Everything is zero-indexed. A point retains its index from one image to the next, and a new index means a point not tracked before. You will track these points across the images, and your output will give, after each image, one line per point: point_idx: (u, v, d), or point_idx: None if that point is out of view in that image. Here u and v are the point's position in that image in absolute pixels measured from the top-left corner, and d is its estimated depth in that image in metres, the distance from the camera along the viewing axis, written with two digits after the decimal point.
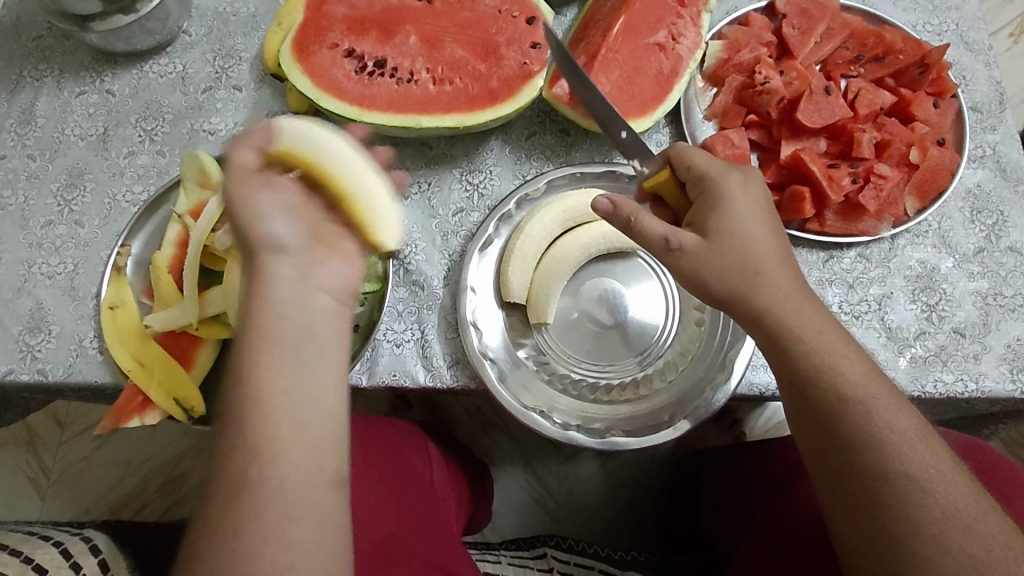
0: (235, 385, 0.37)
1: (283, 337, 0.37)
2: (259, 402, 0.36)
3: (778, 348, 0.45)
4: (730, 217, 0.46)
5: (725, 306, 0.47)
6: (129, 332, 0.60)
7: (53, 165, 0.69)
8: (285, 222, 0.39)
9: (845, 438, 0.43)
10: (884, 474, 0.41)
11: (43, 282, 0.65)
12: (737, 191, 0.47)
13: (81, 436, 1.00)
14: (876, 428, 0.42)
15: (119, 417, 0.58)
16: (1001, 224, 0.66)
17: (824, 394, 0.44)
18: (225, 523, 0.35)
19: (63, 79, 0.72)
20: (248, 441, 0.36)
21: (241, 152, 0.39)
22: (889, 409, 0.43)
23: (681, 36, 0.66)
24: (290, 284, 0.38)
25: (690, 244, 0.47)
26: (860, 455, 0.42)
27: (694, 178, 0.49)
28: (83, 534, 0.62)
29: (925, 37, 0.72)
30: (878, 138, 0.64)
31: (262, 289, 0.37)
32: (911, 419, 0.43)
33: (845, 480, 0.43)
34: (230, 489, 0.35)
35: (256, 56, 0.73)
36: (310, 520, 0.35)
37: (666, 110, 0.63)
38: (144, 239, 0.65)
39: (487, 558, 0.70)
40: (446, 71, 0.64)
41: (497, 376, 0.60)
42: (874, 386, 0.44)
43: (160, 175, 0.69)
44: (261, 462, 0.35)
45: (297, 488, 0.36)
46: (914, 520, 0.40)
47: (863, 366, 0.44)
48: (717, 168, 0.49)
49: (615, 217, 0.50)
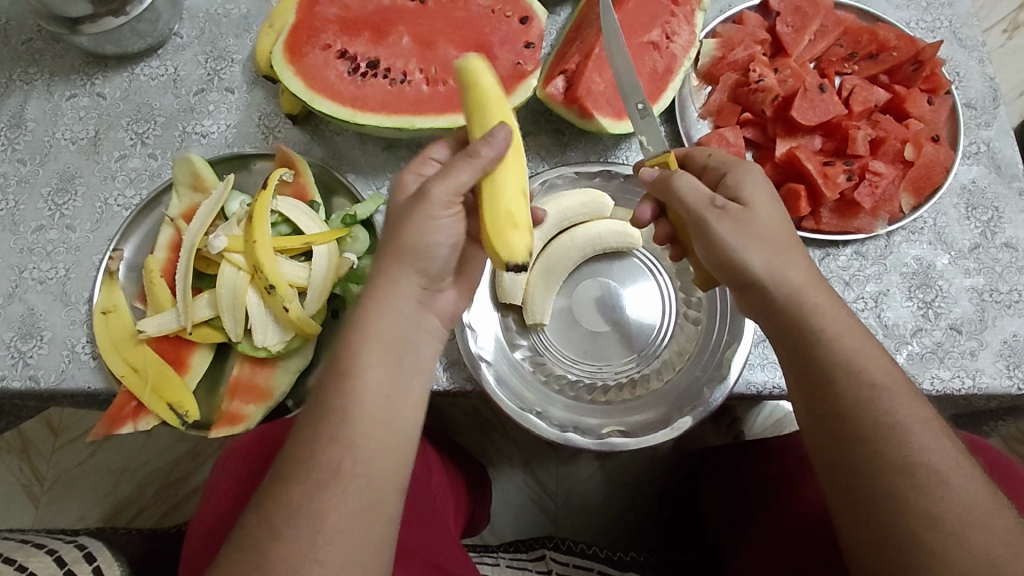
0: (321, 390, 0.43)
1: (390, 344, 0.44)
2: (355, 401, 0.42)
3: (789, 342, 0.47)
4: (762, 196, 0.48)
5: (755, 283, 0.47)
6: (122, 337, 0.60)
7: (44, 169, 0.69)
8: (440, 248, 0.45)
9: (846, 434, 0.43)
10: (885, 471, 0.41)
11: (35, 287, 0.65)
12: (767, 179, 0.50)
13: (76, 443, 0.99)
14: (891, 419, 0.42)
15: (112, 424, 0.58)
16: (996, 220, 0.66)
17: (846, 384, 0.44)
18: (286, 522, 0.38)
19: (53, 82, 0.72)
20: (333, 434, 0.41)
21: (438, 183, 0.43)
22: (901, 401, 0.43)
23: (674, 34, 0.66)
24: (407, 303, 0.45)
25: (732, 206, 0.47)
26: (874, 446, 0.42)
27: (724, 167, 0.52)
28: (78, 541, 0.61)
29: (918, 34, 0.72)
30: (873, 135, 0.64)
31: (388, 295, 0.45)
32: (923, 410, 0.43)
33: (847, 477, 0.43)
34: (297, 488, 0.39)
35: (248, 58, 0.72)
36: (371, 524, 0.40)
37: (661, 108, 0.63)
38: (137, 244, 0.64)
39: (485, 560, 0.69)
40: (440, 72, 0.64)
41: (494, 378, 0.59)
42: (877, 383, 0.44)
43: (152, 179, 0.69)
44: (344, 457, 0.40)
45: (367, 486, 0.40)
46: (916, 518, 0.40)
47: (878, 357, 0.45)
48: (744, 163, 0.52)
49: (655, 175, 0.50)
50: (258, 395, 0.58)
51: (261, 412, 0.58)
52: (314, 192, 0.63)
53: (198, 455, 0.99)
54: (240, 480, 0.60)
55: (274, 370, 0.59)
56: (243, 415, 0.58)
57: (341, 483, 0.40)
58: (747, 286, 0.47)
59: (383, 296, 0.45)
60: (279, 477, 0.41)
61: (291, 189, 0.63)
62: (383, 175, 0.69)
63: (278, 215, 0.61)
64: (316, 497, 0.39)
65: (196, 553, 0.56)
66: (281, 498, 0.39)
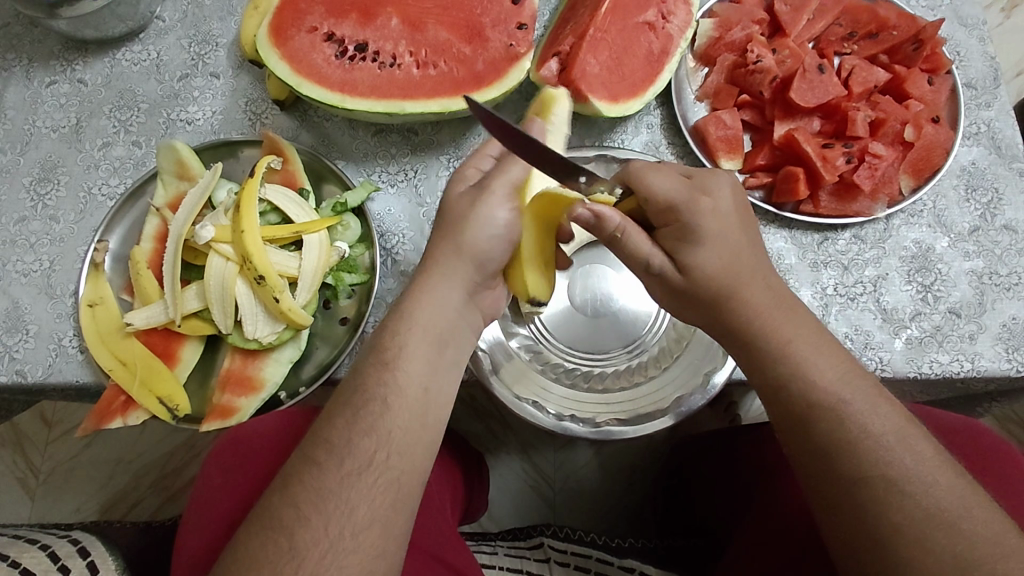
0: (361, 375, 0.43)
1: (434, 335, 0.45)
2: (396, 398, 0.42)
3: (747, 347, 0.46)
4: (701, 252, 0.45)
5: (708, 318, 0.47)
6: (110, 330, 0.58)
7: (25, 159, 0.67)
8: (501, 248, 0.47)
9: (824, 444, 0.42)
10: (863, 479, 0.41)
11: (19, 280, 0.63)
12: (707, 222, 0.45)
13: (70, 435, 0.99)
14: (852, 433, 0.42)
15: (102, 418, 0.57)
16: (996, 202, 0.65)
17: (793, 398, 0.44)
18: (318, 510, 0.39)
19: (32, 68, 0.70)
20: (371, 426, 0.41)
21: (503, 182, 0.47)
22: (864, 411, 0.43)
23: (671, 14, 0.64)
24: (456, 291, 0.46)
25: (669, 271, 0.47)
26: (836, 460, 0.42)
27: (658, 207, 0.46)
28: (70, 536, 0.60)
29: (919, 12, 0.71)
30: (873, 116, 0.63)
31: (433, 288, 0.45)
32: (890, 419, 0.43)
33: (826, 482, 0.42)
34: (330, 476, 0.40)
35: (233, 42, 0.70)
36: (396, 518, 0.41)
37: (626, 108, 0.62)
38: (122, 234, 0.62)
39: (483, 548, 0.70)
40: (430, 54, 0.62)
41: (492, 367, 0.58)
42: (852, 392, 0.43)
43: (137, 167, 0.67)
44: (379, 452, 0.41)
45: (399, 481, 0.41)
46: (896, 523, 0.39)
47: (842, 362, 0.45)
48: (681, 194, 0.45)
49: (599, 227, 0.47)
50: (250, 387, 0.57)
51: (254, 407, 0.56)
52: (304, 180, 0.62)
53: (193, 446, 0.98)
54: (240, 471, 0.57)
55: (265, 362, 0.58)
56: (236, 408, 0.56)
57: (375, 475, 0.40)
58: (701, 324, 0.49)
59: (432, 291, 0.45)
60: (293, 472, 0.41)
61: (279, 177, 0.62)
62: (373, 161, 0.67)
63: (267, 203, 0.60)
64: (348, 489, 0.40)
65: (197, 547, 0.54)
66: (312, 485, 0.40)
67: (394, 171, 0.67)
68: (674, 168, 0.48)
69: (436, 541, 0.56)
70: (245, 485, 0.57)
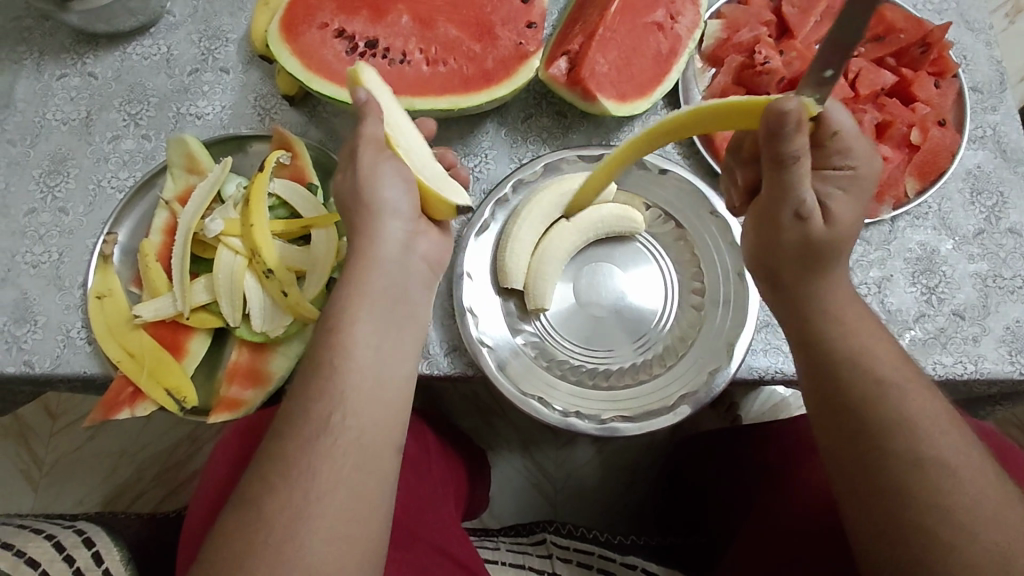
0: None
1: (380, 296, 0.45)
2: None
3: (812, 326, 0.47)
4: (849, 205, 0.45)
5: (795, 287, 0.48)
6: (117, 322, 0.59)
7: (35, 151, 0.67)
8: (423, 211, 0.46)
9: (876, 423, 0.43)
10: (915, 461, 0.41)
11: (28, 271, 0.63)
12: (867, 175, 0.45)
13: (74, 426, 0.99)
14: (905, 412, 0.43)
15: (109, 409, 0.57)
16: (1000, 205, 0.65)
17: (855, 377, 0.44)
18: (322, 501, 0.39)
19: (43, 61, 0.70)
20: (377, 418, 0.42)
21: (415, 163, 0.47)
22: (917, 395, 0.43)
23: (679, 15, 0.65)
24: (392, 248, 0.46)
25: (815, 220, 0.44)
26: (884, 441, 0.42)
27: (837, 149, 0.44)
28: (76, 526, 0.61)
29: (926, 16, 0.71)
30: (879, 119, 0.64)
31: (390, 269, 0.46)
32: (936, 404, 0.43)
33: (868, 465, 0.43)
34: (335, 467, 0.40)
35: (243, 37, 0.71)
36: None
37: (633, 107, 0.62)
38: (131, 226, 0.63)
39: (486, 544, 0.70)
40: (440, 51, 0.63)
41: (495, 363, 0.58)
42: (902, 373, 0.44)
43: (146, 160, 0.67)
44: None
45: None
46: (942, 504, 0.40)
47: (889, 352, 0.45)
48: (863, 146, 0.44)
49: (777, 148, 0.41)
50: (257, 380, 0.58)
51: (261, 398, 0.57)
52: (312, 174, 0.62)
53: (196, 440, 0.99)
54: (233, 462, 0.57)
55: (272, 355, 0.59)
56: (243, 401, 0.57)
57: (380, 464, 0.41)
58: (782, 291, 0.49)
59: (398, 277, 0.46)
60: None
61: (288, 172, 0.62)
62: None
63: (275, 198, 0.60)
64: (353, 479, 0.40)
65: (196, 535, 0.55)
66: None
67: None
68: None
69: (440, 536, 0.56)
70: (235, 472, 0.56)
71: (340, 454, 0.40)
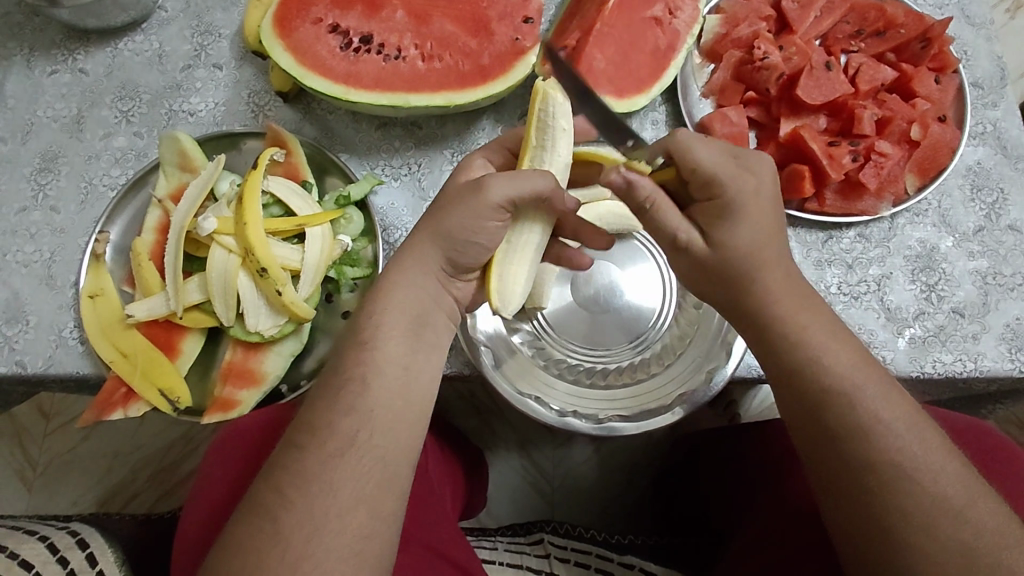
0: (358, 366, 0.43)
1: (408, 325, 0.43)
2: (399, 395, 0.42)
3: (756, 332, 0.46)
4: (735, 229, 0.43)
5: (721, 305, 0.47)
6: (110, 321, 0.58)
7: (26, 149, 0.67)
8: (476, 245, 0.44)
9: (831, 425, 0.42)
10: (869, 463, 0.41)
11: (20, 271, 0.63)
12: (749, 198, 0.43)
13: (68, 427, 0.98)
14: (857, 416, 0.42)
15: (103, 409, 0.57)
16: (1001, 202, 0.65)
17: (806, 385, 0.43)
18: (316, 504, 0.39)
19: (33, 58, 0.69)
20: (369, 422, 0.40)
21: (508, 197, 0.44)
22: (872, 398, 0.42)
23: (677, 10, 0.64)
24: (430, 282, 0.45)
25: (695, 246, 0.45)
26: (844, 443, 0.42)
27: (701, 181, 0.43)
28: (70, 528, 0.60)
29: (927, 10, 0.70)
30: (879, 115, 0.63)
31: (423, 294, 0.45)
32: (899, 404, 0.42)
33: (832, 468, 0.42)
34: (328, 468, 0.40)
35: (236, 33, 0.70)
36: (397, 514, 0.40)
37: (631, 104, 0.61)
38: (124, 225, 0.62)
39: (483, 544, 0.70)
40: (436, 47, 0.62)
41: (493, 362, 0.57)
42: (860, 377, 0.43)
43: (139, 158, 0.67)
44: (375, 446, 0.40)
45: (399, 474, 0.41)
46: (902, 507, 0.39)
47: (846, 354, 0.44)
48: (728, 169, 0.43)
49: (627, 197, 0.44)
50: (253, 380, 0.57)
51: (256, 398, 0.56)
52: (307, 172, 0.62)
53: (192, 440, 0.98)
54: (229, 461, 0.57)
55: (266, 355, 0.58)
56: (237, 401, 0.56)
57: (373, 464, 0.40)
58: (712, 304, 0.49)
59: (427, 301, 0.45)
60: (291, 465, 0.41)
61: (282, 170, 0.61)
62: (377, 154, 0.67)
63: (269, 196, 0.59)
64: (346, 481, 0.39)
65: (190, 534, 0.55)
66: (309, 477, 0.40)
67: (398, 164, 0.67)
68: (719, 142, 0.45)
69: (436, 536, 0.56)
70: (235, 472, 0.57)
71: (332, 457, 0.39)
